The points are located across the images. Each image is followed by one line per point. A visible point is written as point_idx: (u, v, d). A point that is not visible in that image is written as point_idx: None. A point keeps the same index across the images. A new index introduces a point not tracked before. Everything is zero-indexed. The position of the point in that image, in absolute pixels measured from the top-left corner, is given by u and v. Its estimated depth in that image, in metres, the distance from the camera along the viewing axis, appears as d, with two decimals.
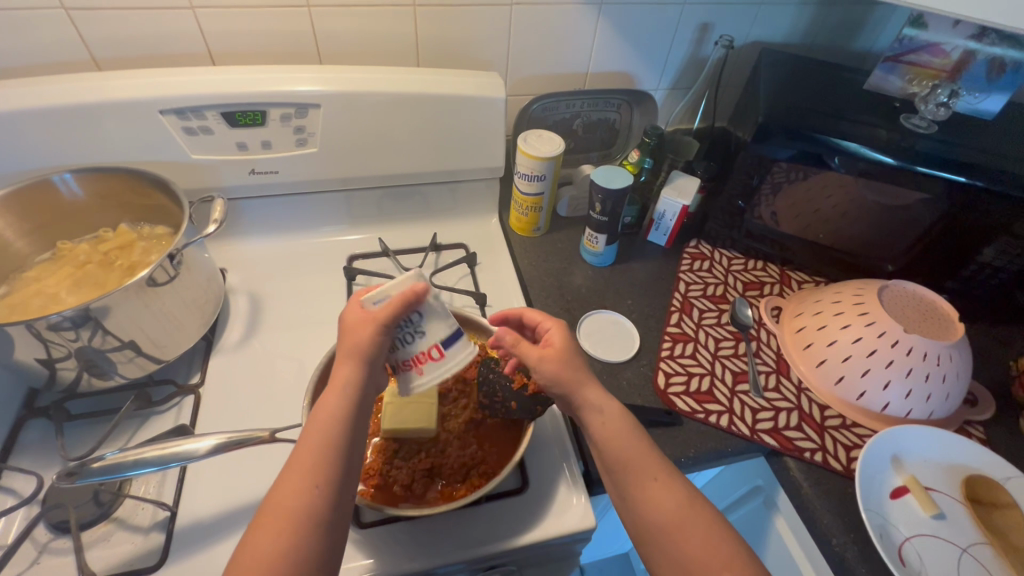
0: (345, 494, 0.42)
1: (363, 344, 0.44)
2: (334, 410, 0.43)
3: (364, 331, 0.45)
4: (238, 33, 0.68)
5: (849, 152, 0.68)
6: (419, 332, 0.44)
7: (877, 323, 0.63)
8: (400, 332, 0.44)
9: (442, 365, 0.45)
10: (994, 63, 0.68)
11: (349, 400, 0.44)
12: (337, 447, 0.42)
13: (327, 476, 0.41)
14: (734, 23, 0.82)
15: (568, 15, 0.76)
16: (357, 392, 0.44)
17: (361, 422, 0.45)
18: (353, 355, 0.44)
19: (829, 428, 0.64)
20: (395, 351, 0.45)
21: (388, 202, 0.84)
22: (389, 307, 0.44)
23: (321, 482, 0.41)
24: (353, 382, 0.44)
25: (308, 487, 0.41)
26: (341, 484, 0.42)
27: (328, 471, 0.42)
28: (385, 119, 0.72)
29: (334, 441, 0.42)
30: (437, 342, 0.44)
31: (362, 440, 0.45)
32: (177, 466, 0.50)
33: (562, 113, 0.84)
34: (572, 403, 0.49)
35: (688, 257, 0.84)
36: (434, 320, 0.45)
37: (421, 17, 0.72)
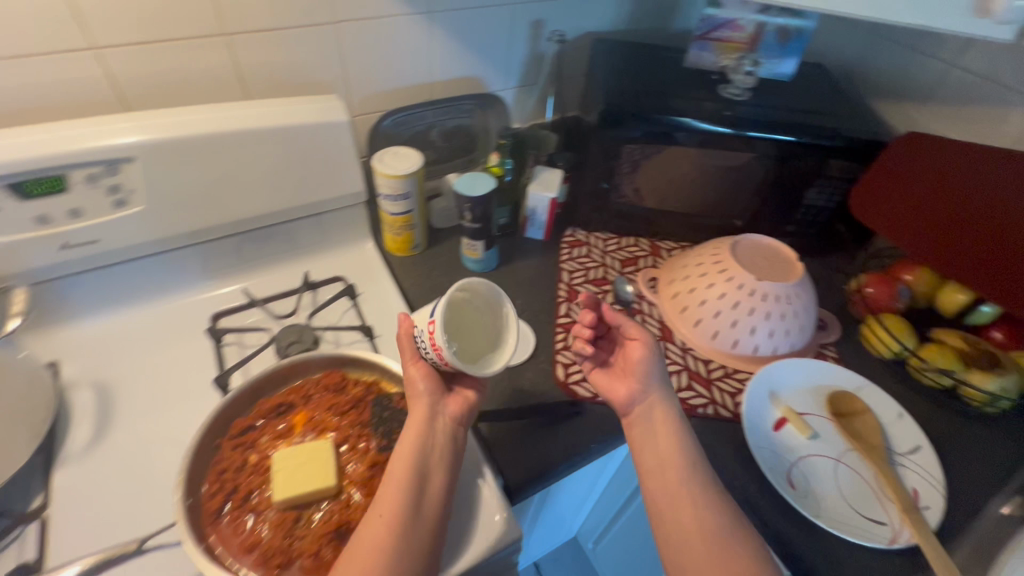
0: (412, 521, 0.47)
1: (410, 381, 0.57)
2: (406, 445, 0.51)
3: (412, 370, 0.57)
4: (7, 89, 0.58)
5: (684, 128, 0.74)
6: (421, 333, 0.57)
7: (735, 277, 0.69)
8: (424, 352, 0.57)
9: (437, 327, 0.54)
10: (781, 32, 0.76)
11: (417, 433, 0.52)
12: (401, 477, 0.49)
13: (392, 501, 0.48)
14: (562, 17, 0.86)
15: (399, 26, 0.75)
16: (421, 427, 0.53)
17: (433, 452, 0.52)
18: (415, 394, 0.55)
19: (715, 380, 0.69)
20: (434, 362, 0.56)
21: (246, 248, 0.77)
22: (405, 347, 0.58)
23: (386, 510, 0.47)
24: (419, 418, 0.53)
25: (376, 515, 0.47)
26: (406, 511, 0.47)
27: (394, 494, 0.48)
28: (220, 162, 0.65)
29: (402, 469, 0.50)
30: (427, 321, 0.55)
31: (433, 469, 0.51)
32: None
33: (416, 125, 0.82)
34: (642, 386, 0.59)
35: (567, 246, 0.87)
36: (423, 317, 0.57)
37: (237, 46, 0.67)
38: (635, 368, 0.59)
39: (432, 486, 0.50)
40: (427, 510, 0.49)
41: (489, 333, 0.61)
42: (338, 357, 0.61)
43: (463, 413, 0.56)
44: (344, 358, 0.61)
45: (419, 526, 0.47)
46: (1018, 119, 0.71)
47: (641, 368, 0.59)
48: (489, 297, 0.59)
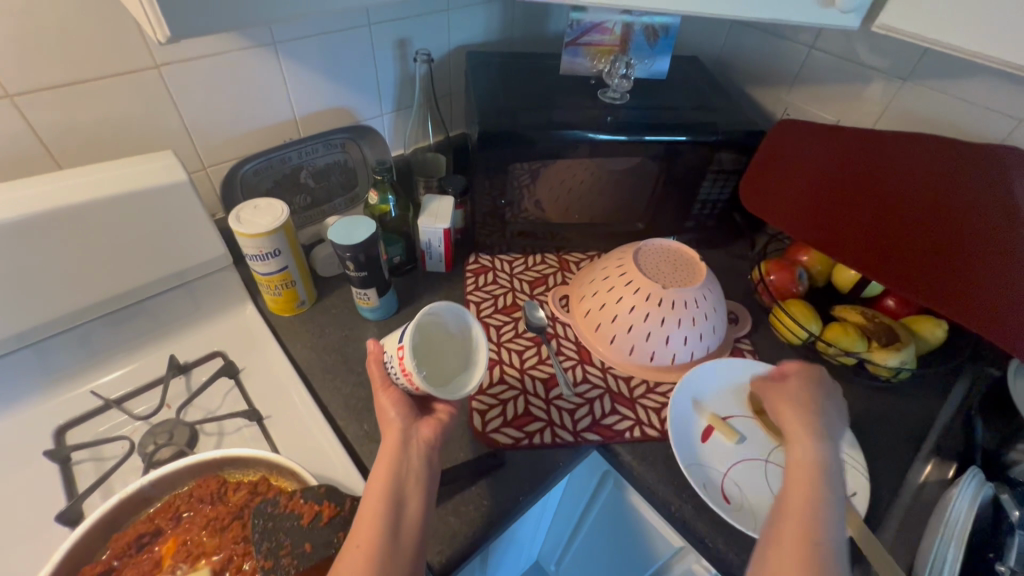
0: (392, 553, 0.40)
1: (380, 410, 0.50)
2: (380, 473, 0.44)
3: (383, 399, 0.51)
4: None
5: (570, 140, 0.71)
6: (390, 359, 0.52)
7: (642, 289, 0.66)
8: (393, 376, 0.52)
9: (407, 351, 0.50)
10: (648, 31, 0.74)
11: (390, 460, 0.45)
12: (376, 505, 0.42)
13: (369, 534, 0.41)
14: (429, 35, 0.80)
15: (241, 63, 0.66)
16: (396, 453, 0.46)
17: (412, 477, 0.45)
18: (386, 421, 0.49)
19: (638, 398, 0.67)
20: (404, 387, 0.52)
21: (93, 340, 0.65)
22: (375, 373, 0.53)
23: (364, 542, 0.40)
24: (394, 442, 0.46)
25: (352, 548, 0.40)
26: (385, 541, 0.40)
27: (370, 529, 0.41)
28: (30, 251, 0.54)
29: (376, 499, 0.43)
30: (396, 346, 0.51)
31: (411, 496, 0.44)
32: None
33: (280, 169, 0.73)
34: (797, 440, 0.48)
35: (471, 275, 0.81)
36: (392, 342, 0.53)
37: (29, 108, 0.55)
38: (806, 406, 0.51)
39: (412, 514, 0.43)
40: (408, 540, 0.42)
41: (456, 357, 0.57)
42: (209, 461, 0.52)
43: (439, 436, 0.49)
44: (217, 461, 0.52)
45: (400, 560, 0.40)
46: (875, 92, 0.74)
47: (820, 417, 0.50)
48: (454, 319, 0.56)
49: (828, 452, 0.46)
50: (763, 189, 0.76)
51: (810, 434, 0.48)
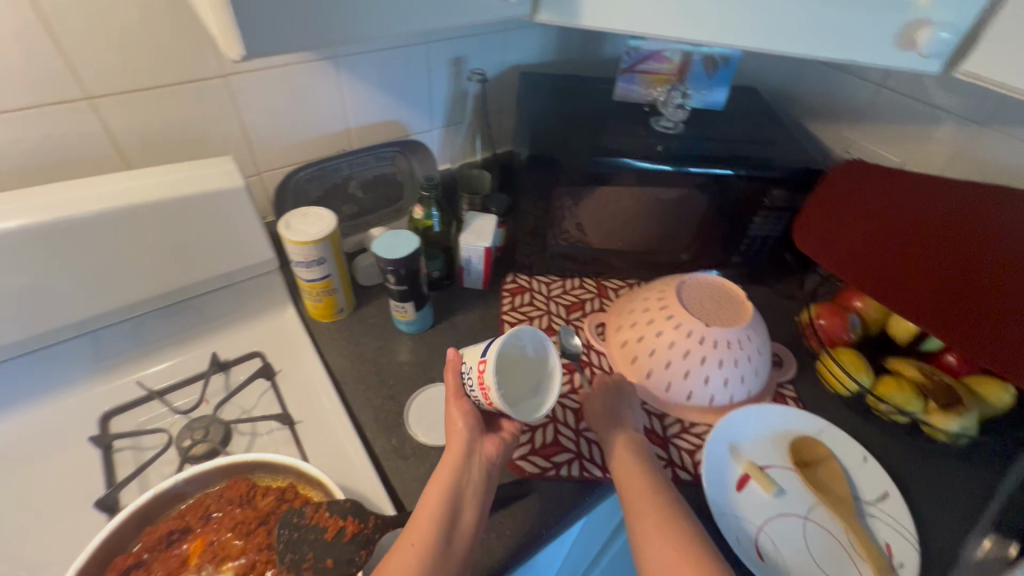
0: (444, 557, 0.44)
1: (449, 417, 0.53)
2: (440, 479, 0.48)
3: (452, 405, 0.54)
4: None
5: (619, 168, 0.70)
6: (469, 371, 0.54)
7: (683, 324, 0.64)
8: (469, 388, 0.54)
9: (490, 369, 0.51)
10: (708, 62, 0.74)
11: (454, 470, 0.49)
12: (433, 510, 0.46)
13: (422, 530, 0.44)
14: (485, 55, 0.81)
15: (304, 75, 0.68)
16: (460, 463, 0.49)
17: (469, 490, 0.48)
18: (453, 428, 0.52)
19: (672, 438, 0.64)
20: (478, 401, 0.54)
21: (142, 331, 0.67)
22: (451, 381, 0.55)
23: (417, 543, 0.44)
24: (459, 452, 0.50)
25: (406, 547, 0.44)
26: (440, 546, 0.44)
27: (425, 529, 0.45)
28: (94, 246, 0.57)
29: (434, 504, 0.46)
30: (478, 360, 0.53)
31: (467, 508, 0.47)
32: None
33: (330, 179, 0.75)
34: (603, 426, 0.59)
35: (508, 294, 0.81)
36: (472, 354, 0.55)
37: (106, 110, 0.58)
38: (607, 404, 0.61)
39: (466, 523, 0.46)
40: (459, 548, 0.45)
41: (528, 380, 0.58)
42: (239, 462, 0.52)
43: (499, 454, 0.52)
44: (248, 463, 0.53)
45: (449, 565, 0.43)
46: (945, 135, 0.71)
47: (616, 411, 0.61)
48: (534, 344, 0.56)
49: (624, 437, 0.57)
50: (820, 225, 0.72)
51: (612, 423, 0.59)
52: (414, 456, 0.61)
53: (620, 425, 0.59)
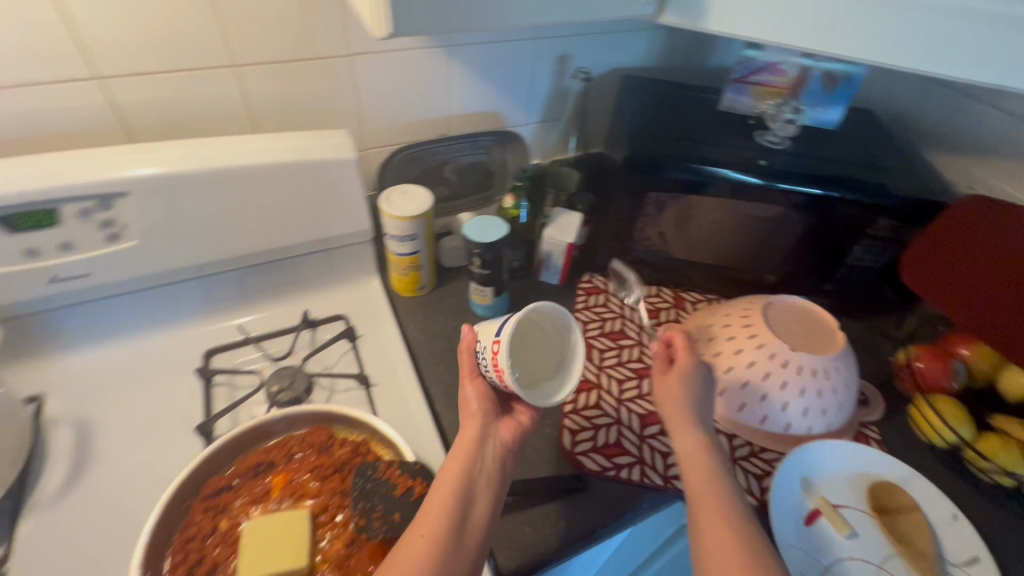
0: (454, 551, 0.43)
1: (465, 399, 0.52)
2: (454, 465, 0.47)
3: (468, 388, 0.53)
4: (8, 117, 0.57)
5: (715, 178, 0.68)
6: (484, 349, 0.52)
7: (766, 345, 0.62)
8: (483, 368, 0.53)
9: (503, 350, 0.49)
10: (827, 78, 0.70)
11: (466, 458, 0.48)
12: (446, 499, 0.45)
13: (434, 521, 0.43)
14: (590, 54, 0.82)
15: (419, 60, 0.72)
16: (472, 449, 0.48)
17: (482, 480, 0.47)
18: (468, 412, 0.51)
19: (739, 459, 0.62)
20: (493, 381, 0.52)
21: (245, 282, 0.73)
22: (466, 359, 0.54)
23: (428, 534, 0.42)
24: (472, 439, 0.49)
25: (416, 538, 0.43)
26: (451, 538, 0.43)
27: (435, 519, 0.44)
28: (219, 199, 0.62)
29: (446, 493, 0.45)
30: (492, 339, 0.50)
31: (478, 499, 0.46)
32: None
33: (429, 161, 0.78)
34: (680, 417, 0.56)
35: (583, 293, 0.81)
36: (488, 332, 0.52)
37: (247, 78, 0.64)
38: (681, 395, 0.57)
39: (478, 515, 0.45)
40: (470, 541, 0.44)
41: (549, 359, 0.55)
42: (324, 412, 0.57)
43: (515, 440, 0.51)
44: (330, 413, 0.56)
45: (460, 557, 0.43)
46: None
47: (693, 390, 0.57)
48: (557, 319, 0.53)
49: (694, 422, 0.55)
50: (927, 265, 0.68)
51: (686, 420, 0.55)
52: None
53: (694, 407, 0.56)
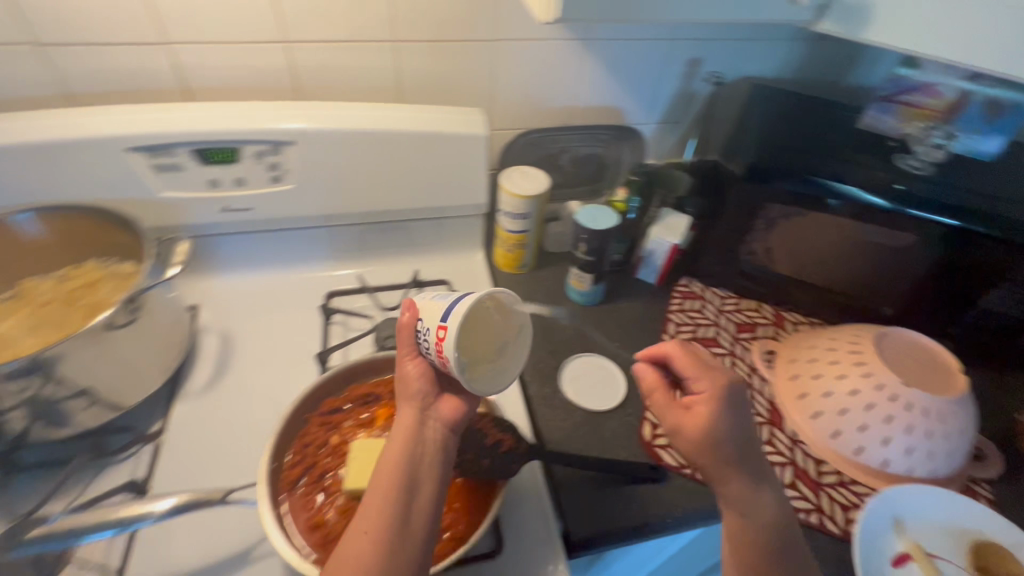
0: (401, 543, 0.41)
1: (404, 380, 0.48)
2: (393, 450, 0.44)
3: (407, 367, 0.48)
4: (210, 67, 0.66)
5: (841, 196, 0.66)
6: (427, 332, 0.48)
7: (875, 376, 0.60)
8: (425, 347, 0.49)
9: (449, 338, 0.45)
10: (989, 104, 0.69)
11: (404, 443, 0.44)
12: (386, 488, 0.42)
13: (376, 515, 0.41)
14: (724, 59, 0.82)
15: (556, 50, 0.75)
16: (411, 434, 0.45)
17: (427, 464, 0.44)
18: (406, 394, 0.47)
19: (825, 486, 0.60)
20: (434, 363, 0.48)
21: (367, 238, 0.80)
22: (404, 339, 0.50)
23: (371, 530, 0.41)
24: (410, 424, 0.45)
25: (358, 535, 0.41)
26: (394, 531, 0.41)
27: (378, 511, 0.41)
28: (359, 158, 0.68)
29: (386, 486, 0.42)
30: (436, 323, 0.47)
31: (424, 484, 0.43)
32: (133, 528, 0.49)
33: (548, 148, 0.82)
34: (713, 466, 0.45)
35: (679, 297, 0.81)
36: (431, 313, 0.48)
37: (402, 52, 0.70)
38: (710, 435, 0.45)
39: (421, 503, 0.43)
40: (417, 529, 0.42)
41: (492, 344, 0.53)
42: None
43: (458, 418, 0.47)
44: None
45: (407, 545, 0.41)
46: None
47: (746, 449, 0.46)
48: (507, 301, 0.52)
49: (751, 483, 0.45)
50: None
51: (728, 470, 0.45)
52: (562, 409, 0.65)
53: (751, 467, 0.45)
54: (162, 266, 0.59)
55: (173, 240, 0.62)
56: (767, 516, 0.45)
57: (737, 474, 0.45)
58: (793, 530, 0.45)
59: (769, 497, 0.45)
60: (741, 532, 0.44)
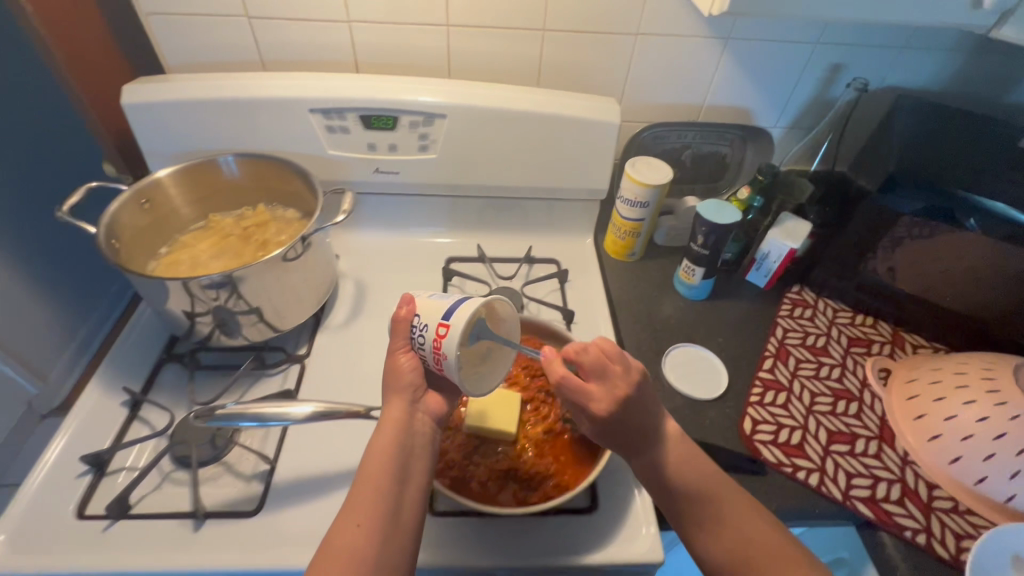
0: (391, 531, 0.45)
1: (395, 370, 0.51)
2: (381, 444, 0.48)
3: (399, 361, 0.52)
4: (380, 45, 0.75)
5: (991, 213, 0.63)
6: (424, 328, 0.50)
7: (1011, 405, 0.56)
8: (416, 344, 0.51)
9: (451, 337, 0.47)
10: None
11: (394, 440, 0.48)
12: (379, 478, 0.46)
13: (368, 506, 0.45)
14: (869, 65, 0.79)
15: (693, 47, 0.76)
16: (401, 428, 0.49)
17: (413, 457, 0.49)
18: (397, 388, 0.51)
19: (937, 509, 0.58)
20: (425, 359, 0.51)
21: (488, 212, 0.86)
22: (397, 332, 0.52)
23: (363, 522, 0.44)
24: (400, 418, 0.50)
25: (351, 526, 0.44)
26: (385, 520, 0.45)
27: (370, 503, 0.45)
28: (497, 134, 0.74)
29: (378, 477, 0.46)
30: (437, 321, 0.49)
31: (412, 476, 0.48)
32: (274, 425, 0.55)
33: (673, 142, 0.83)
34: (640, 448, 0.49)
35: (789, 303, 0.80)
36: (430, 311, 0.50)
37: (547, 41, 0.75)
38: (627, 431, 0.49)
39: (409, 494, 0.47)
40: (405, 517, 0.46)
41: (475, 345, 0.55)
42: (539, 322, 0.66)
43: (442, 412, 0.53)
44: (544, 327, 0.66)
45: (398, 534, 0.45)
46: None
47: (618, 436, 0.49)
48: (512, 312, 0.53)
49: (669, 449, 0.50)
50: None
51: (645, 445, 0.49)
52: (663, 391, 0.68)
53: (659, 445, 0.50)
54: (329, 219, 0.80)
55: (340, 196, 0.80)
56: (694, 481, 0.48)
57: (648, 462, 0.49)
58: (724, 483, 0.49)
59: (672, 453, 0.49)
60: (679, 500, 0.48)
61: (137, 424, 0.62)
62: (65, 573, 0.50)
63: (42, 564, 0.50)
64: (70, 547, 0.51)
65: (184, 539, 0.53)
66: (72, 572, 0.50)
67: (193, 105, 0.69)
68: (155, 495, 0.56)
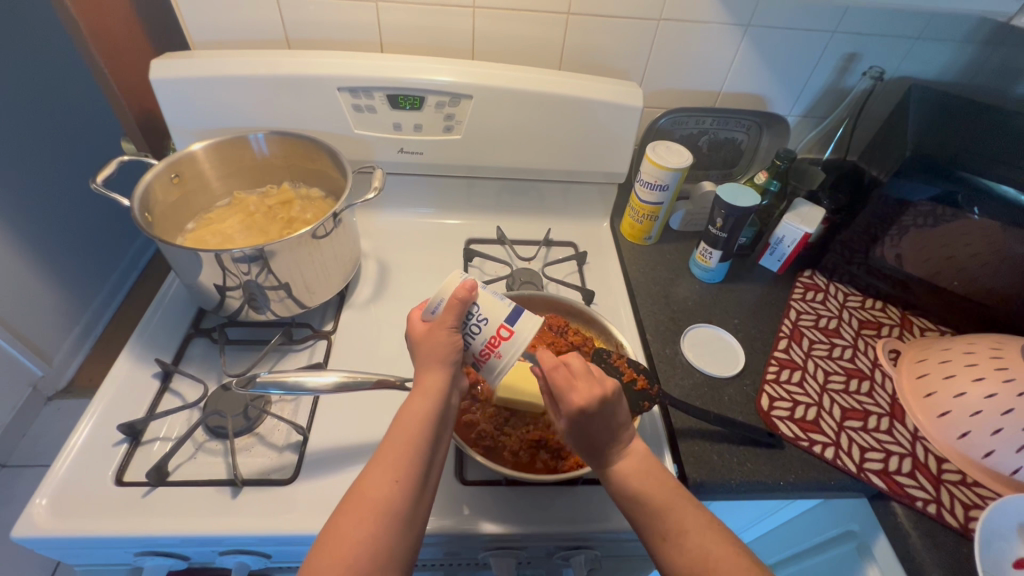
0: (422, 492, 0.43)
1: (439, 344, 0.47)
2: (422, 407, 0.45)
3: (441, 335, 0.47)
4: (405, 25, 0.75)
5: (998, 198, 0.65)
6: (482, 321, 0.48)
7: (1018, 382, 0.57)
8: (467, 328, 0.48)
9: (514, 342, 0.48)
10: None
11: (436, 405, 0.45)
12: (416, 440, 0.44)
13: (404, 464, 0.43)
14: (885, 53, 0.81)
15: (715, 33, 0.78)
16: (441, 397, 0.46)
17: (446, 423, 0.47)
18: (438, 357, 0.47)
19: (946, 481, 0.61)
20: (469, 346, 0.49)
21: (506, 195, 0.87)
22: (449, 309, 0.47)
23: (402, 477, 0.42)
24: (442, 386, 0.46)
25: (388, 481, 0.42)
26: (421, 482, 0.43)
27: (407, 461, 0.43)
28: (520, 114, 0.75)
29: (416, 438, 0.44)
30: (500, 322, 0.48)
31: (443, 441, 0.46)
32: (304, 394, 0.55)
33: (690, 128, 0.85)
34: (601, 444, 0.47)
35: (801, 287, 0.82)
36: (491, 306, 0.48)
37: (571, 25, 0.76)
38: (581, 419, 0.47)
39: (438, 458, 0.46)
40: (432, 480, 0.45)
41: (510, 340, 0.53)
42: (565, 300, 0.68)
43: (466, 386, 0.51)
44: (568, 305, 0.68)
45: (426, 495, 0.44)
46: None
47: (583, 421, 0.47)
48: None
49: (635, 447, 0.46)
50: None
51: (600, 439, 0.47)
52: (682, 369, 0.70)
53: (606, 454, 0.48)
54: (355, 198, 0.81)
55: (368, 174, 0.82)
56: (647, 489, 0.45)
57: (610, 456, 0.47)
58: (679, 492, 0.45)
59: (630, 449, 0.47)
60: (629, 501, 0.45)
61: (170, 396, 0.63)
62: (106, 535, 0.51)
63: (87, 527, 0.51)
64: (111, 511, 0.52)
65: (221, 505, 0.54)
66: (114, 534, 0.51)
67: (217, 80, 0.69)
68: (190, 463, 0.57)
